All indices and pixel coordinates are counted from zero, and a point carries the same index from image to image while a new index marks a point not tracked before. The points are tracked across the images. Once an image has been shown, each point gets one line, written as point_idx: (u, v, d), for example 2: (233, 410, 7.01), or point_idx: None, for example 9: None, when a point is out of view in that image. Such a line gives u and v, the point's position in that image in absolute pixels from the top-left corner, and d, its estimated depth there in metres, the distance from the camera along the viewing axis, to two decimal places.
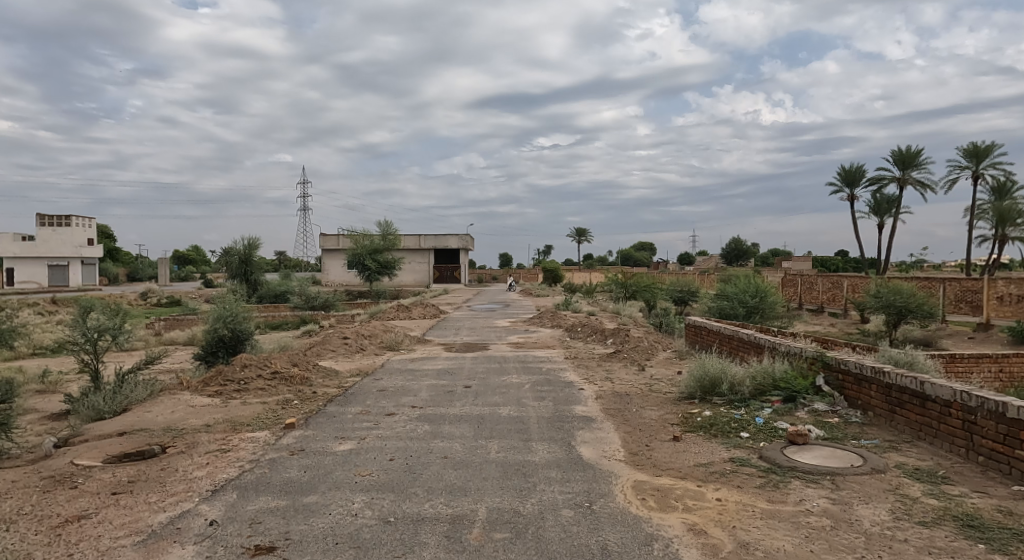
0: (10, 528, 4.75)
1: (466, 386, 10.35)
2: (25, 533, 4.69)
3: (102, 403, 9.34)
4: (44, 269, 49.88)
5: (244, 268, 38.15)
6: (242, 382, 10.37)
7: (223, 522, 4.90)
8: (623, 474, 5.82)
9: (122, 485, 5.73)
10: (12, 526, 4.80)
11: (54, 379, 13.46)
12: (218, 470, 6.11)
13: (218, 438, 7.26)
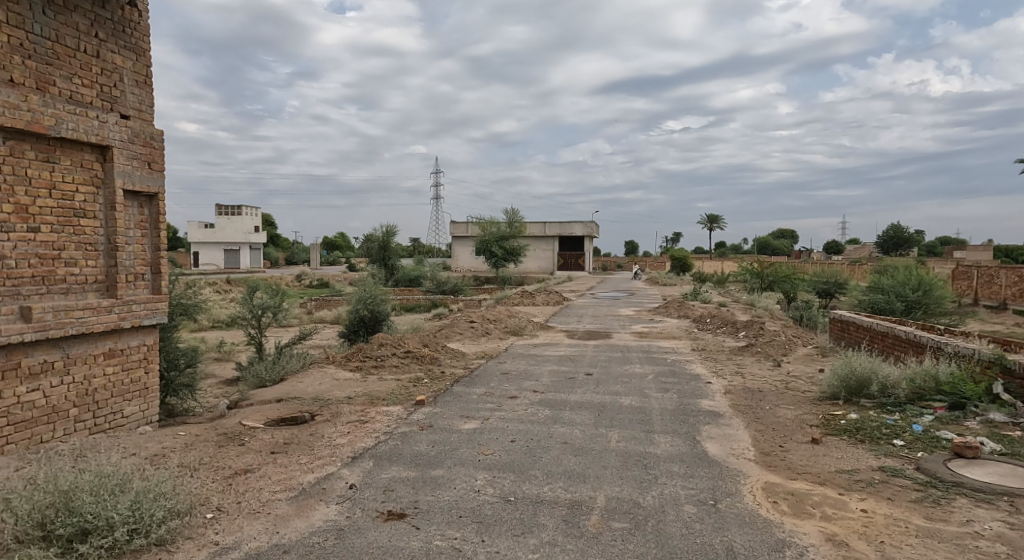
0: (194, 474, 5.35)
1: (588, 373, 10.25)
2: (206, 480, 5.25)
3: (265, 372, 10.35)
4: (217, 252, 56.38)
5: (383, 255, 40.60)
6: (379, 359, 11.01)
7: (361, 486, 5.19)
8: (754, 474, 5.45)
9: (280, 445, 6.27)
10: (195, 472, 5.40)
11: (228, 348, 15.21)
12: (357, 439, 6.50)
13: (357, 410, 7.74)
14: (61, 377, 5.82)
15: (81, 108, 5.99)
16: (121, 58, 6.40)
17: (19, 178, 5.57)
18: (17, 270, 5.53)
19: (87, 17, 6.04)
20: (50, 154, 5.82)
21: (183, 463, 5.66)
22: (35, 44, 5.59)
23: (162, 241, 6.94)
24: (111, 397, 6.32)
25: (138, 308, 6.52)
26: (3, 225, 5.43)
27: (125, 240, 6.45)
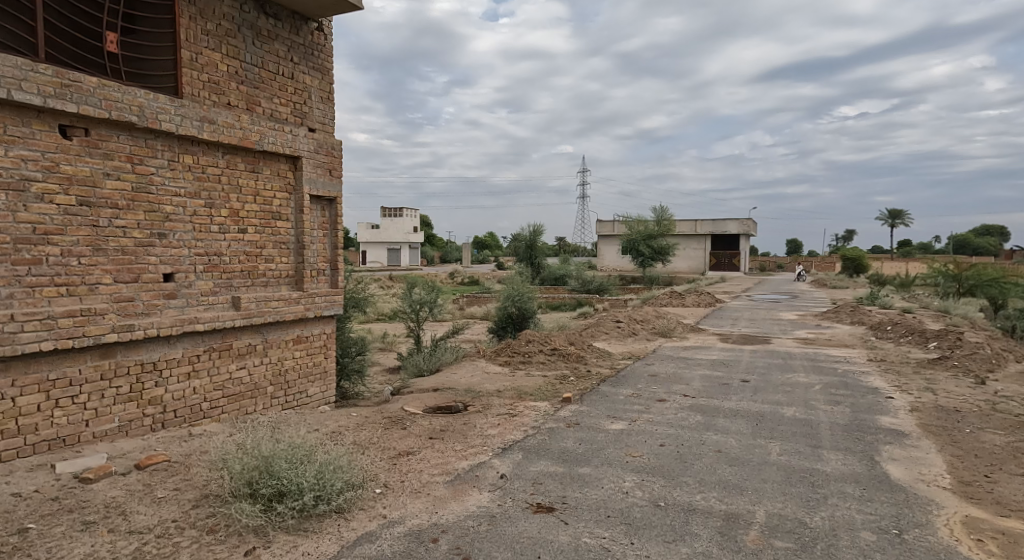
0: (365, 452, 5.81)
1: (744, 379, 9.67)
2: (375, 457, 5.67)
3: (423, 362, 11.02)
4: (380, 251, 60.91)
5: (530, 254, 41.39)
6: (527, 354, 11.23)
7: (511, 477, 5.31)
8: (950, 505, 4.79)
9: (437, 431, 6.62)
10: (366, 450, 5.87)
11: (389, 340, 16.38)
12: (507, 431, 6.68)
13: (507, 403, 7.94)
14: (261, 358, 6.59)
15: (279, 124, 6.72)
16: (311, 78, 7.09)
17: (234, 187, 6.35)
18: (230, 266, 6.32)
19: (286, 44, 6.77)
20: (255, 164, 6.56)
21: (357, 440, 6.17)
22: (246, 72, 6.38)
23: (339, 241, 7.59)
24: (298, 378, 7.04)
25: (320, 300, 7.19)
26: (221, 227, 6.23)
27: (310, 240, 7.14)
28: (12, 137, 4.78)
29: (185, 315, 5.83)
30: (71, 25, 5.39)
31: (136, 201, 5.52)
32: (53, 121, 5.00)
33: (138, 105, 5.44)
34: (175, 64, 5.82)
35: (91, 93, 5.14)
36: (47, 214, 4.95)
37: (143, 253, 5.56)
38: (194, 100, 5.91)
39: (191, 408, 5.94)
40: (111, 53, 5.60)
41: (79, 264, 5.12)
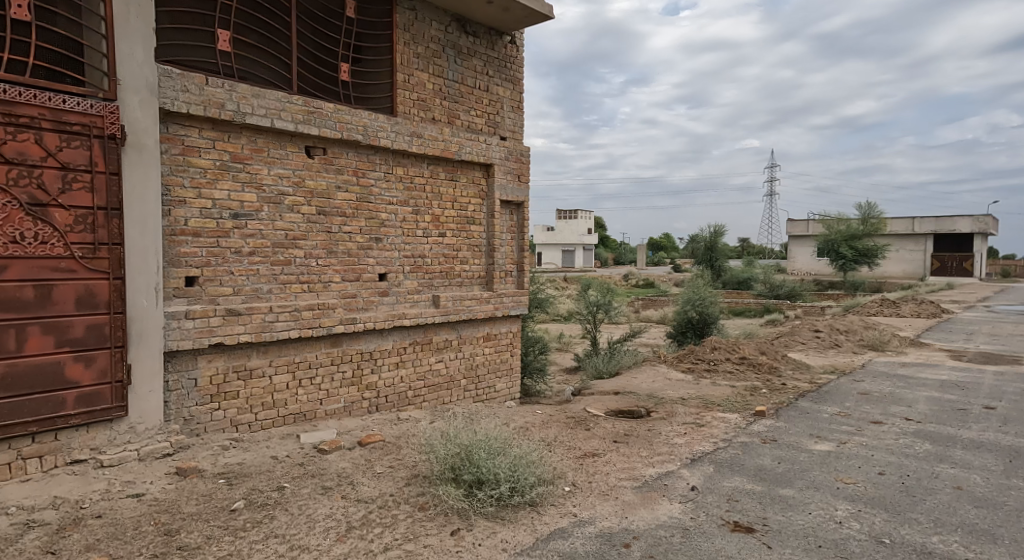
0: (553, 450, 5.98)
1: (987, 406, 8.34)
2: (562, 456, 5.81)
3: (602, 364, 11.10)
4: (558, 252, 62.09)
5: (709, 258, 39.53)
6: (712, 362, 10.78)
7: (703, 490, 5.15)
8: None
9: (621, 435, 6.60)
10: (553, 448, 6.04)
11: (565, 340, 16.64)
12: (696, 441, 6.46)
13: (693, 412, 7.68)
14: (456, 353, 6.88)
15: (475, 134, 6.87)
16: (504, 89, 7.22)
17: (435, 195, 6.56)
18: (432, 266, 6.55)
19: (482, 59, 6.96)
20: (454, 173, 6.75)
21: (543, 437, 6.40)
22: (448, 88, 6.60)
23: (526, 244, 7.59)
24: (487, 372, 7.28)
25: (508, 300, 7.27)
26: (424, 231, 6.47)
27: (500, 242, 7.24)
28: (272, 159, 5.18)
29: (394, 310, 6.12)
30: (313, 58, 5.78)
31: (359, 210, 5.82)
32: (302, 142, 5.38)
33: (364, 123, 5.72)
34: (391, 86, 6.10)
35: (329, 117, 5.47)
36: (295, 223, 5.34)
37: (364, 255, 5.88)
38: (406, 117, 6.17)
39: (399, 395, 6.31)
40: (343, 81, 5.97)
41: (317, 264, 5.51)
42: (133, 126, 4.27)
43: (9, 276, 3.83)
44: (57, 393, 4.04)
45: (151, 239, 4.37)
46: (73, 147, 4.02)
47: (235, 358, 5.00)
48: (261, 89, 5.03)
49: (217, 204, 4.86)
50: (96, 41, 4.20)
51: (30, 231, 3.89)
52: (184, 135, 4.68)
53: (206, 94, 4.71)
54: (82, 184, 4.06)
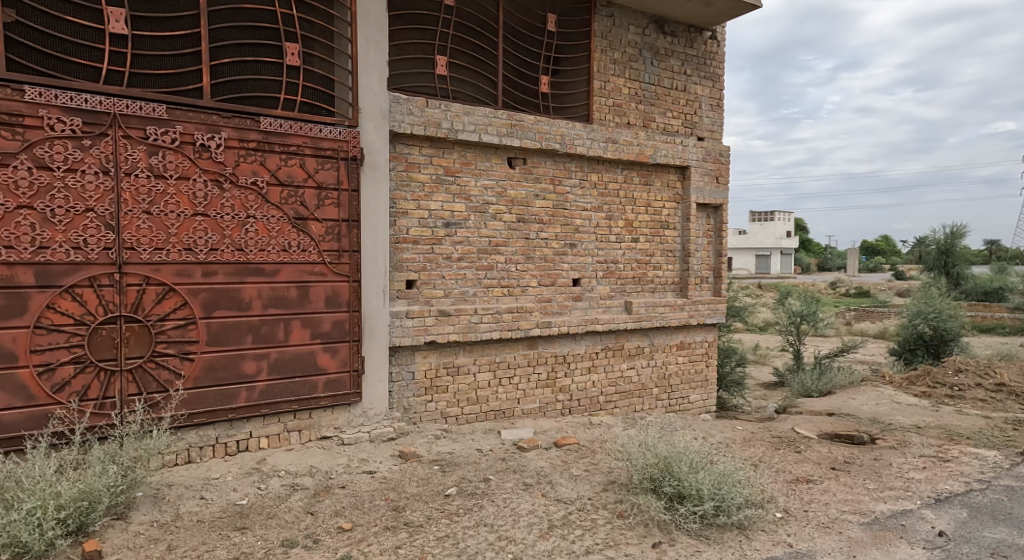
0: (760, 470, 5.60)
1: None
2: (772, 479, 5.42)
3: (811, 381, 10.11)
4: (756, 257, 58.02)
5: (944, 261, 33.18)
6: (955, 387, 9.28)
7: (954, 537, 4.48)
8: None
9: (841, 462, 5.97)
10: (760, 469, 5.65)
11: (763, 352, 15.47)
12: (939, 478, 5.62)
13: (933, 444, 6.68)
14: (648, 361, 6.70)
15: (671, 136, 6.69)
16: (702, 87, 6.96)
17: (629, 200, 6.50)
18: (624, 271, 6.49)
19: (680, 58, 6.78)
20: (649, 178, 6.65)
21: (748, 456, 6.02)
22: (644, 91, 6.53)
23: (724, 248, 7.15)
24: (681, 383, 7.01)
25: (703, 307, 6.96)
26: (618, 236, 6.43)
27: (696, 247, 6.95)
28: (479, 171, 5.53)
29: (587, 316, 6.17)
30: (516, 73, 6.04)
31: (555, 217, 6.00)
32: (505, 154, 5.68)
33: (560, 133, 5.87)
34: (588, 94, 6.21)
35: (530, 129, 5.69)
36: (497, 230, 5.65)
37: (559, 260, 6.03)
38: (601, 124, 6.21)
39: (591, 399, 6.35)
40: (542, 93, 6.14)
41: (516, 269, 5.77)
42: (369, 148, 4.84)
43: (280, 278, 4.55)
44: (311, 378, 4.72)
45: (381, 246, 4.91)
46: (325, 169, 4.68)
47: (444, 356, 5.41)
48: (471, 106, 5.37)
49: (433, 215, 5.30)
50: (344, 76, 4.84)
51: (294, 241, 4.58)
52: (408, 153, 5.16)
53: (426, 115, 5.15)
54: (331, 200, 4.71)
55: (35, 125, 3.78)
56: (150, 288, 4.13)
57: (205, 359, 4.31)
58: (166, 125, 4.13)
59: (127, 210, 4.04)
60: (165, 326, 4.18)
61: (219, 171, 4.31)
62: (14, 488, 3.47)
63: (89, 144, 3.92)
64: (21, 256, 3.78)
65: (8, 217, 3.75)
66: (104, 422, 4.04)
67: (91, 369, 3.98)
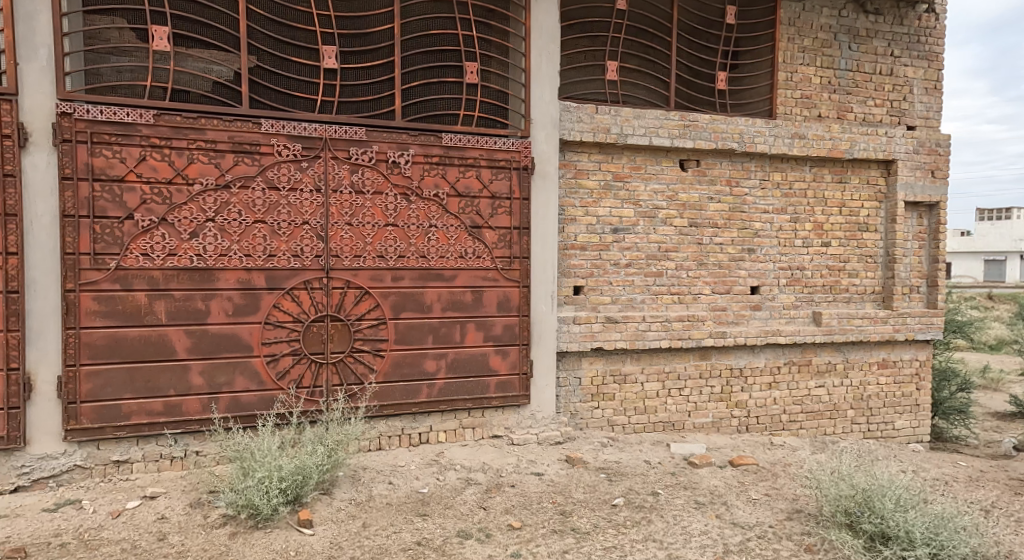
0: (994, 518, 4.73)
1: None
2: (1011, 530, 4.55)
3: None
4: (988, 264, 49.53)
5: None
6: None
7: None
8: None
9: None
10: (993, 516, 4.78)
11: (996, 375, 13.13)
12: None
13: None
14: (841, 379, 6.03)
15: (873, 127, 5.98)
16: (914, 69, 6.12)
17: (819, 200, 5.92)
18: (813, 279, 5.91)
19: (885, 38, 6.03)
20: (844, 175, 6.00)
21: (975, 499, 5.13)
22: (840, 78, 5.91)
23: (942, 253, 6.20)
24: (883, 406, 6.20)
25: (913, 321, 6.09)
26: (805, 240, 5.88)
27: (903, 252, 6.11)
28: (649, 175, 5.40)
29: (768, 326, 5.72)
30: (691, 71, 5.80)
31: (731, 220, 5.66)
32: (676, 157, 5.49)
33: (739, 131, 5.53)
34: (771, 87, 5.74)
35: (704, 129, 5.43)
36: (668, 235, 5.47)
37: (735, 267, 5.67)
38: (787, 118, 5.73)
39: (772, 417, 5.87)
40: (720, 90, 5.80)
41: (688, 276, 5.54)
42: (540, 157, 4.96)
43: (457, 283, 4.83)
44: (484, 378, 4.95)
45: (550, 253, 5.02)
46: (499, 179, 4.88)
47: (611, 363, 5.35)
48: (642, 109, 5.27)
49: (601, 221, 5.28)
50: (517, 89, 5.01)
51: (470, 248, 4.84)
52: (577, 160, 5.21)
53: (596, 121, 5.15)
54: (504, 208, 4.90)
55: (267, 152, 4.36)
56: (350, 291, 4.59)
57: (393, 356, 4.71)
58: (364, 146, 4.56)
59: (333, 222, 4.52)
60: (363, 325, 4.62)
61: (408, 185, 4.67)
62: (249, 458, 4.07)
63: (306, 165, 4.44)
64: (255, 262, 4.38)
65: (247, 230, 4.35)
66: (314, 407, 4.57)
67: (305, 360, 4.52)
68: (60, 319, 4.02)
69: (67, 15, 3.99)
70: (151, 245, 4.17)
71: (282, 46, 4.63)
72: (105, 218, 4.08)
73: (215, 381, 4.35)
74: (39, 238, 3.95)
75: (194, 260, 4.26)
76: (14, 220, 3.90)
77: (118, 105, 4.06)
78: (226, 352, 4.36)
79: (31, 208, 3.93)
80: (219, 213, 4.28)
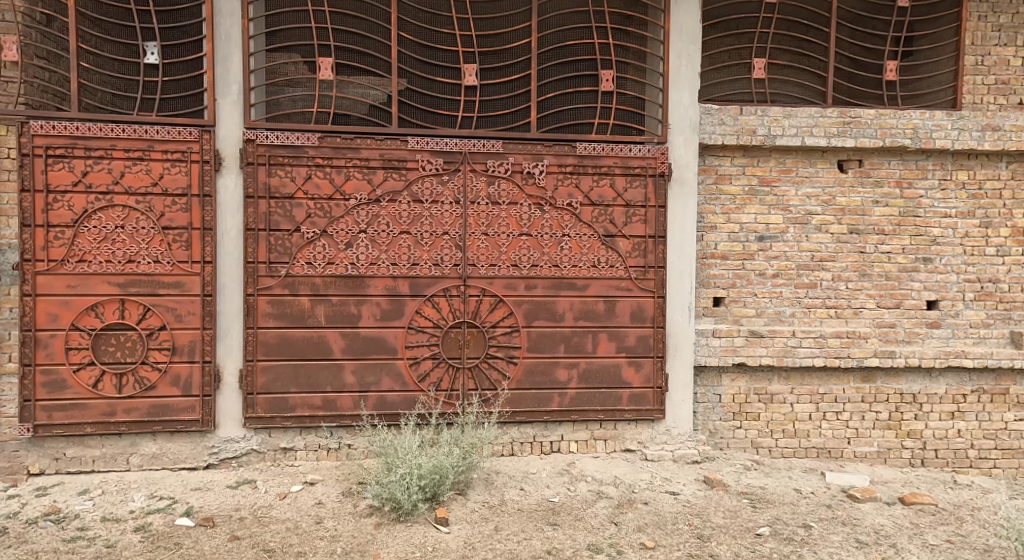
0: None
1: None
2: None
3: None
4: None
5: None
6: None
7: None
8: None
9: None
10: None
11: None
12: None
13: None
14: None
15: None
16: None
17: (1019, 201, 5.06)
18: (1010, 294, 5.05)
19: None
20: None
21: None
22: None
23: None
24: None
25: None
26: (999, 248, 5.05)
27: None
28: (801, 178, 4.98)
29: (950, 347, 4.99)
30: (853, 63, 5.29)
31: (903, 226, 5.03)
32: (833, 157, 5.01)
33: (912, 126, 4.92)
34: (955, 75, 5.02)
35: (868, 125, 4.91)
36: (824, 243, 5.00)
37: (907, 278, 5.03)
38: (975, 108, 4.99)
39: (956, 452, 5.09)
40: (890, 82, 5.19)
41: (848, 288, 5.01)
42: (678, 163, 4.80)
43: (590, 292, 4.80)
44: (617, 390, 4.85)
45: (687, 262, 4.83)
46: (634, 187, 4.79)
47: (756, 381, 5.00)
48: (793, 108, 4.88)
49: (745, 228, 4.96)
50: (654, 94, 4.89)
51: (604, 257, 4.79)
52: (719, 165, 4.95)
53: (740, 123, 4.86)
54: (639, 216, 4.80)
55: (413, 168, 4.66)
56: (486, 298, 4.75)
57: (525, 363, 4.79)
58: (501, 158, 4.71)
59: (471, 232, 4.71)
60: (497, 332, 4.76)
61: (542, 195, 4.75)
62: (393, 454, 4.34)
63: (447, 179, 4.69)
64: (401, 270, 4.69)
65: (394, 240, 4.68)
66: (451, 410, 4.77)
67: (443, 364, 4.74)
68: (242, 319, 4.61)
69: (253, 54, 4.59)
70: (314, 255, 4.63)
71: (427, 67, 4.93)
72: (279, 231, 4.60)
73: (365, 380, 4.72)
74: (227, 248, 4.57)
75: (349, 268, 4.66)
76: (209, 233, 4.54)
77: (290, 130, 4.57)
78: (375, 353, 4.71)
79: (222, 223, 4.56)
80: (371, 225, 4.66)
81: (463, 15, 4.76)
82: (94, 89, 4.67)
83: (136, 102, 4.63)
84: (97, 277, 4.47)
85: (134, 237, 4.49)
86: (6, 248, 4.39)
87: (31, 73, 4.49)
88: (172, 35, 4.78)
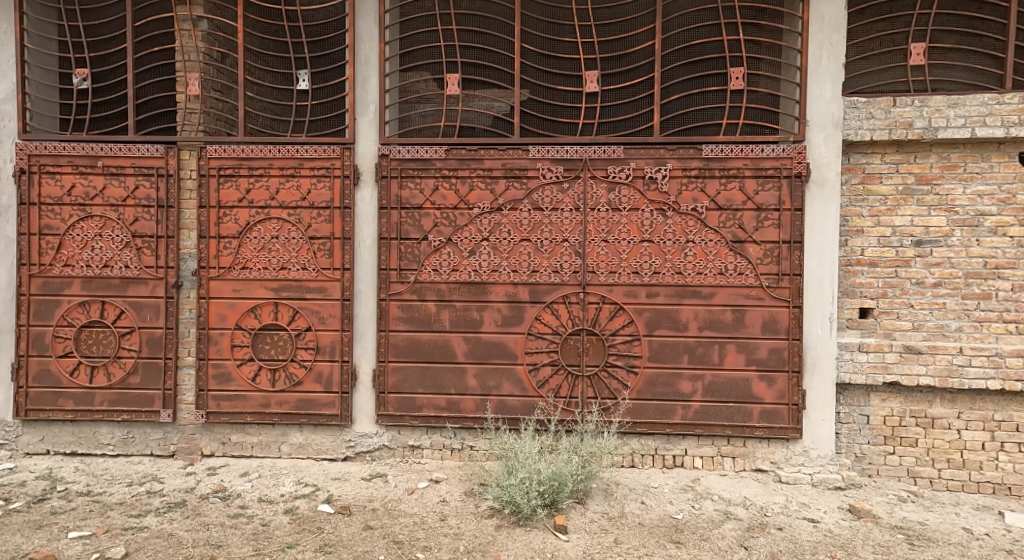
0: None
1: None
2: None
3: None
4: None
5: None
6: None
7: None
8: None
9: None
10: None
11: None
12: None
13: None
14: None
15: None
16: None
17: None
18: None
19: None
20: None
21: None
22: None
23: None
24: None
25: None
26: None
27: None
28: (970, 174, 4.39)
29: None
30: None
31: None
32: (1013, 149, 4.36)
33: None
34: None
35: None
36: (1000, 248, 4.36)
37: None
38: None
39: None
40: None
41: None
42: (817, 162, 4.44)
43: (716, 301, 4.57)
44: (747, 405, 4.57)
45: (828, 270, 4.44)
46: (767, 190, 4.49)
47: (912, 403, 4.47)
48: (960, 95, 4.33)
49: (898, 232, 4.45)
50: (791, 90, 4.56)
51: (732, 264, 4.54)
52: (866, 163, 4.50)
53: (893, 116, 4.40)
54: (771, 221, 4.49)
55: (534, 176, 4.73)
56: (606, 306, 4.68)
57: (647, 373, 4.65)
58: (622, 164, 4.63)
59: (591, 239, 4.68)
60: (617, 340, 4.67)
61: (665, 201, 4.60)
62: (513, 458, 4.40)
63: (568, 186, 4.70)
64: (521, 277, 4.77)
65: (515, 247, 4.77)
66: (570, 417, 4.75)
67: (562, 371, 4.74)
68: (375, 322, 4.93)
69: (388, 75, 4.91)
70: (440, 262, 4.85)
71: (548, 77, 4.98)
72: (408, 239, 4.87)
73: (487, 384, 4.84)
74: (363, 256, 4.91)
75: (472, 275, 4.82)
76: (348, 242, 4.92)
77: (419, 144, 4.84)
78: (496, 358, 4.82)
79: (359, 232, 4.91)
80: (493, 232, 4.79)
81: (586, 22, 4.75)
82: (257, 115, 5.23)
83: (290, 125, 5.11)
84: (257, 282, 5.01)
85: (286, 247, 4.97)
86: (187, 257, 5.04)
87: (208, 104, 5.14)
88: (319, 62, 5.23)
